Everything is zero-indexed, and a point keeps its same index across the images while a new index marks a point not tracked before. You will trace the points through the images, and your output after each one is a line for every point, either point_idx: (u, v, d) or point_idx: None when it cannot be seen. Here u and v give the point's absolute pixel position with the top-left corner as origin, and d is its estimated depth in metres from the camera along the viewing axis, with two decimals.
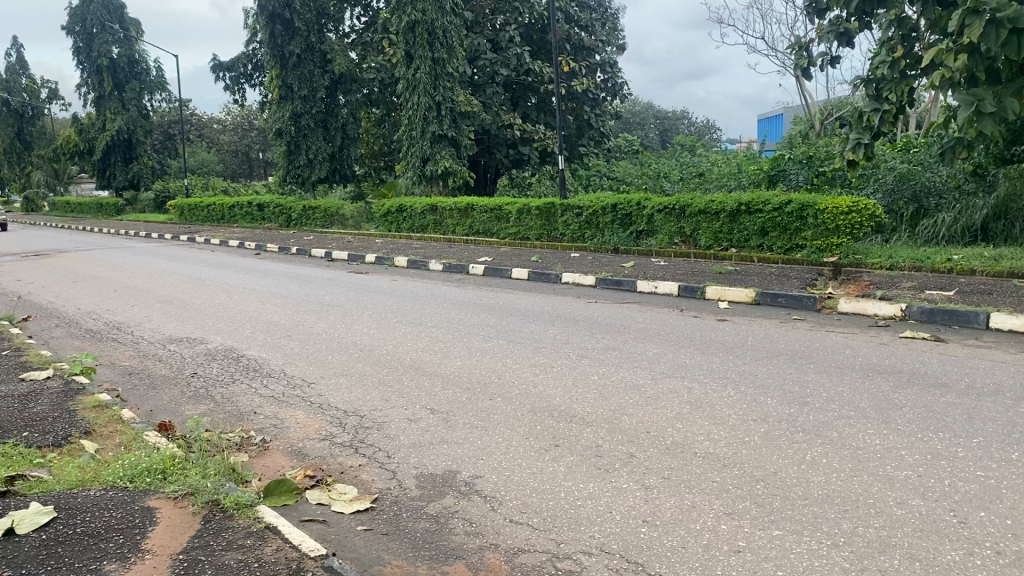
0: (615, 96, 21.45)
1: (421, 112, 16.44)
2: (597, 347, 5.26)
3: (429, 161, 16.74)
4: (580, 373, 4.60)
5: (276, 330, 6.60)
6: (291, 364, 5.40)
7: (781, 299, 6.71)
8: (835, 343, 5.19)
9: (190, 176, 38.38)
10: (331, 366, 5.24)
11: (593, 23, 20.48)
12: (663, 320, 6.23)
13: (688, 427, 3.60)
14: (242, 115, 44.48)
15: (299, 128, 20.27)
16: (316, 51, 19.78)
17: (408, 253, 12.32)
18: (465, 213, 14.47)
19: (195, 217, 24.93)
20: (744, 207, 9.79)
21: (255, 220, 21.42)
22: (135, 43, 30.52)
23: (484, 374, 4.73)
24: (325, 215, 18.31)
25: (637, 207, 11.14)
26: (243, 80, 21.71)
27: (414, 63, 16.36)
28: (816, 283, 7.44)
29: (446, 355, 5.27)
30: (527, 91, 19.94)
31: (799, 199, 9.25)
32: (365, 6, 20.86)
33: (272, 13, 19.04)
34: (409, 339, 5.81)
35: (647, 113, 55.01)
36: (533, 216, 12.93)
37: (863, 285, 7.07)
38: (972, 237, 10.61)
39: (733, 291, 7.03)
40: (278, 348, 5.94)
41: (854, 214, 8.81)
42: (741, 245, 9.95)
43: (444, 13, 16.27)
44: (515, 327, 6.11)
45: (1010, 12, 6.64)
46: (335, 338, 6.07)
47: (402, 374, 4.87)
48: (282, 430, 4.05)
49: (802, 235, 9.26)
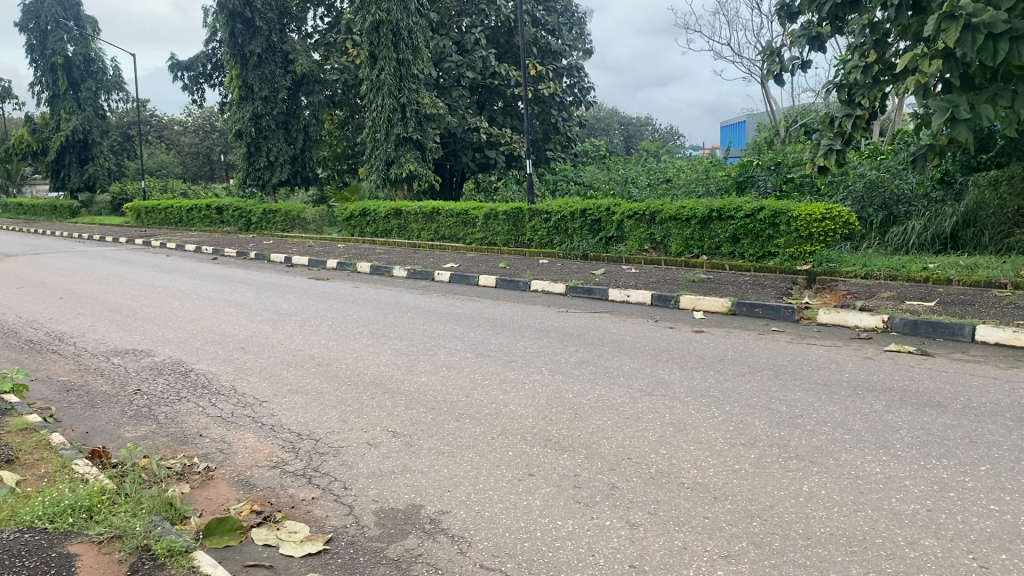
0: (582, 102, 21.20)
1: (385, 114, 16.05)
2: (570, 361, 4.97)
3: (394, 164, 16.38)
4: (554, 390, 4.31)
5: (229, 342, 6.22)
6: (243, 381, 5.03)
7: (758, 309, 6.48)
8: (819, 357, 4.96)
9: (149, 178, 37.53)
10: (286, 383, 4.88)
11: (560, 27, 20.24)
12: (638, 331, 5.96)
13: (672, 453, 3.32)
14: (203, 117, 43.65)
15: (259, 129, 19.76)
16: (278, 51, 19.42)
17: (371, 258, 11.96)
18: (431, 217, 14.15)
19: (152, 220, 24.24)
20: (716, 213, 9.58)
21: (214, 223, 20.85)
22: (91, 40, 29.70)
23: (450, 391, 4.41)
24: (286, 218, 17.80)
25: (606, 212, 10.90)
26: (202, 80, 21.13)
27: (377, 64, 16.00)
28: (791, 292, 7.24)
29: (409, 370, 4.95)
30: (493, 95, 19.65)
31: (771, 206, 9.07)
32: (328, 6, 20.42)
33: (232, 11, 18.59)
34: (371, 352, 5.47)
35: (612, 118, 55.03)
36: (500, 221, 12.65)
37: (840, 295, 6.88)
38: (942, 245, 10.49)
39: (708, 300, 6.79)
40: (229, 362, 5.57)
41: (828, 222, 8.62)
42: (712, 252, 9.73)
43: (409, 13, 15.96)
44: (483, 338, 5.80)
45: (986, 18, 6.46)
46: (291, 351, 5.71)
47: (362, 392, 4.54)
48: (228, 456, 3.69)
49: (774, 242, 9.06)
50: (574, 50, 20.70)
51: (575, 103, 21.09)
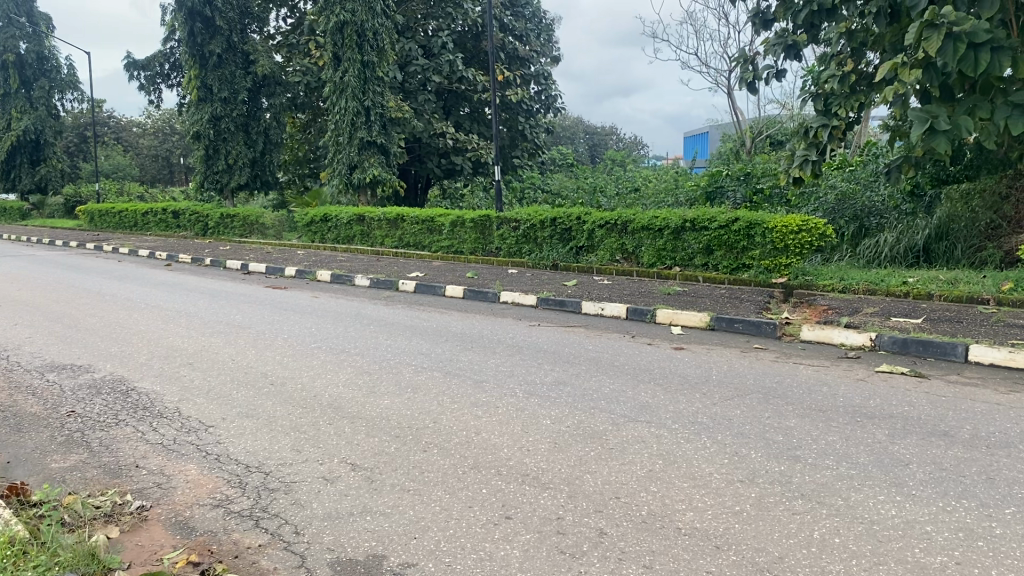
0: (550, 109, 20.92)
1: (348, 118, 15.59)
2: (545, 381, 4.62)
3: (357, 169, 15.94)
4: (529, 416, 3.96)
5: (176, 357, 5.77)
6: (188, 402, 4.60)
7: (738, 325, 6.19)
8: (808, 378, 4.68)
9: (104, 180, 36.59)
10: (236, 405, 4.47)
11: (528, 32, 19.96)
12: (615, 348, 5.63)
13: (665, 491, 2.99)
14: (162, 119, 42.70)
15: (218, 132, 19.17)
16: (238, 51, 18.88)
17: (332, 266, 11.52)
18: (395, 224, 13.74)
19: (106, 223, 23.45)
20: (689, 224, 9.31)
21: (170, 228, 20.20)
22: (45, 38, 28.76)
23: (416, 416, 4.04)
24: (245, 223, 17.27)
25: (577, 221, 10.59)
26: (159, 79, 20.47)
27: (341, 65, 15.57)
28: (770, 306, 6.98)
29: (372, 391, 4.56)
30: (460, 100, 19.30)
31: (746, 217, 8.81)
32: (292, 7, 19.92)
33: (191, 9, 18.00)
34: (329, 371, 5.07)
35: (577, 127, 54.99)
36: (466, 229, 12.29)
37: (821, 310, 6.64)
38: (914, 258, 10.31)
39: (686, 315, 6.49)
40: (175, 380, 5.12)
41: (804, 233, 8.40)
42: (684, 264, 9.46)
43: (374, 14, 15.56)
44: (451, 355, 5.43)
45: (968, 27, 6.19)
46: (243, 369, 5.29)
47: (319, 417, 4.15)
48: (166, 492, 3.28)
49: (749, 253, 8.81)
50: (542, 57, 20.43)
51: (543, 110, 20.78)
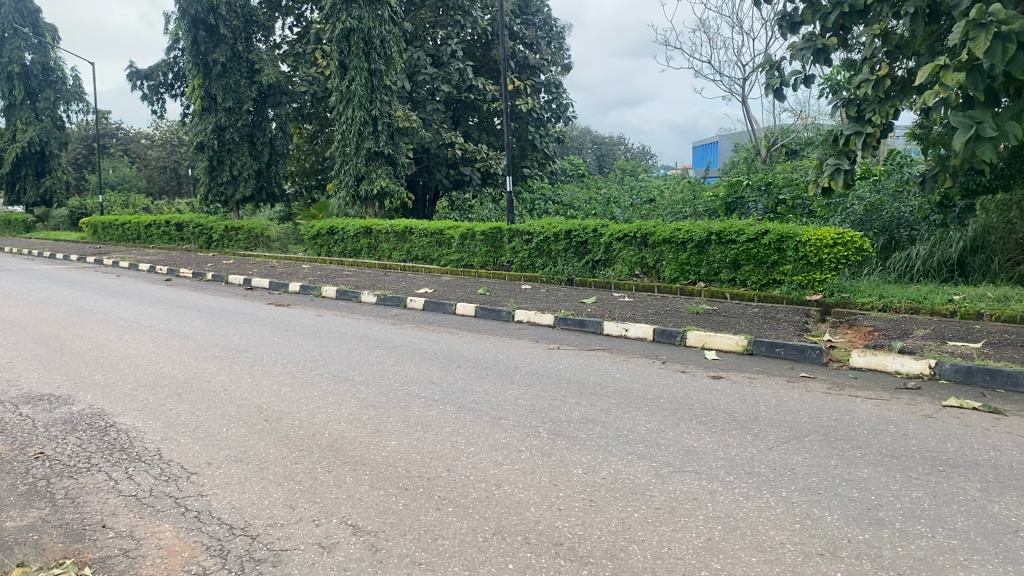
0: (561, 118, 20.46)
1: (355, 127, 15.12)
2: (573, 419, 4.10)
3: (364, 180, 15.48)
4: (558, 463, 3.44)
5: (164, 386, 5.26)
6: (170, 443, 4.09)
7: (779, 349, 5.68)
8: (870, 415, 4.14)
9: (109, 192, 36.19)
10: (225, 447, 3.96)
11: (538, 40, 19.54)
12: (646, 375, 5.11)
13: (731, 569, 2.46)
14: (170, 131, 42.39)
15: (222, 142, 18.73)
16: (243, 60, 18.51)
17: (337, 281, 11.03)
18: (403, 237, 13.26)
19: (109, 236, 23.05)
20: (715, 236, 8.80)
21: (174, 240, 19.78)
22: (50, 49, 28.46)
23: (427, 463, 3.53)
24: (249, 236, 16.84)
25: (593, 234, 10.08)
26: (163, 89, 20.09)
27: (348, 74, 15.13)
28: (810, 328, 6.45)
29: (378, 431, 4.04)
30: (469, 110, 18.84)
31: (777, 229, 8.30)
32: (298, 15, 19.55)
33: (195, 17, 17.60)
34: (331, 404, 4.56)
35: (585, 138, 54.58)
36: (477, 242, 11.79)
37: (866, 333, 6.11)
38: (949, 272, 9.75)
39: (720, 338, 5.97)
40: (159, 415, 4.61)
41: (840, 247, 7.89)
42: (710, 279, 8.94)
43: (381, 21, 15.14)
44: (465, 385, 4.91)
45: (1020, 26, 5.29)
46: (236, 401, 4.79)
47: (319, 463, 3.64)
48: (133, 562, 2.77)
49: (780, 268, 8.29)
50: (553, 65, 20.00)
51: (553, 119, 20.28)
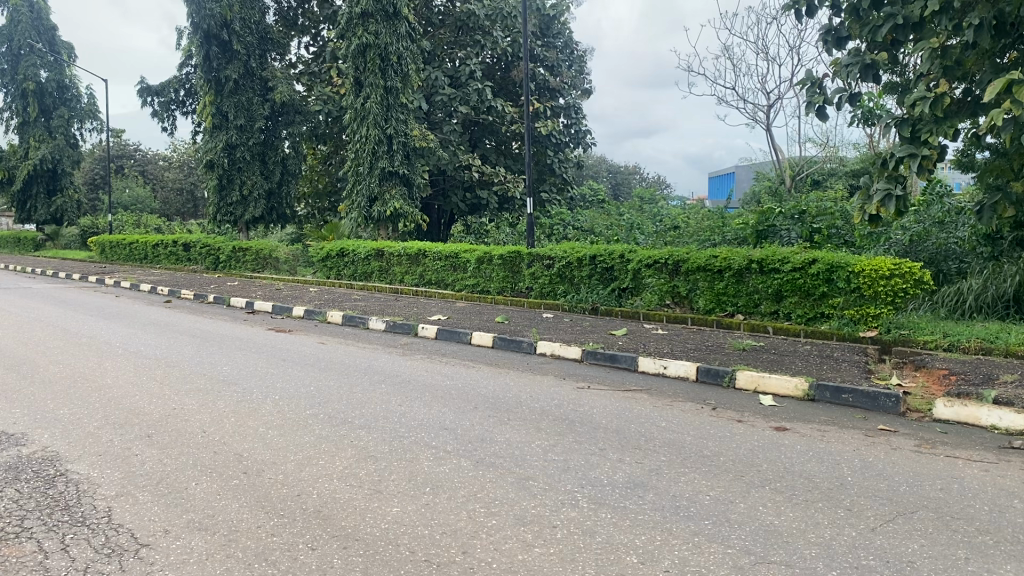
0: (581, 144, 19.77)
1: (369, 146, 14.48)
2: (619, 481, 3.36)
3: (377, 201, 14.78)
4: (607, 547, 2.69)
5: (134, 426, 4.53)
6: (125, 501, 3.35)
7: (846, 395, 4.91)
8: (982, 484, 3.36)
9: (120, 211, 35.60)
10: (189, 509, 3.22)
11: (559, 62, 18.94)
12: (696, 424, 4.37)
13: None
14: (186, 153, 42.04)
15: (233, 161, 18.14)
16: (256, 77, 18.01)
17: (345, 306, 10.33)
18: (416, 260, 12.55)
19: (117, 255, 22.49)
20: (755, 265, 8.05)
21: (181, 260, 19.18)
22: (65, 67, 28.09)
23: (437, 543, 2.78)
24: (256, 258, 16.22)
25: (620, 260, 9.34)
26: (174, 106, 19.61)
27: (363, 91, 14.54)
28: (875, 370, 5.69)
29: (378, 492, 3.31)
30: (487, 133, 18.25)
31: (826, 258, 7.54)
32: (314, 35, 19.07)
33: (208, 32, 17.15)
34: (325, 455, 3.84)
35: (601, 166, 54.03)
36: (494, 266, 11.08)
37: (943, 379, 5.33)
38: (1004, 309, 8.73)
39: (774, 379, 5.21)
40: (119, 463, 3.87)
41: (896, 279, 7.12)
42: (749, 311, 8.20)
43: (398, 38, 14.60)
44: (484, 432, 4.16)
45: None
46: (214, 448, 4.05)
47: (303, 535, 2.91)
48: None
49: (830, 301, 7.52)
50: (573, 89, 19.37)
51: (573, 144, 19.62)
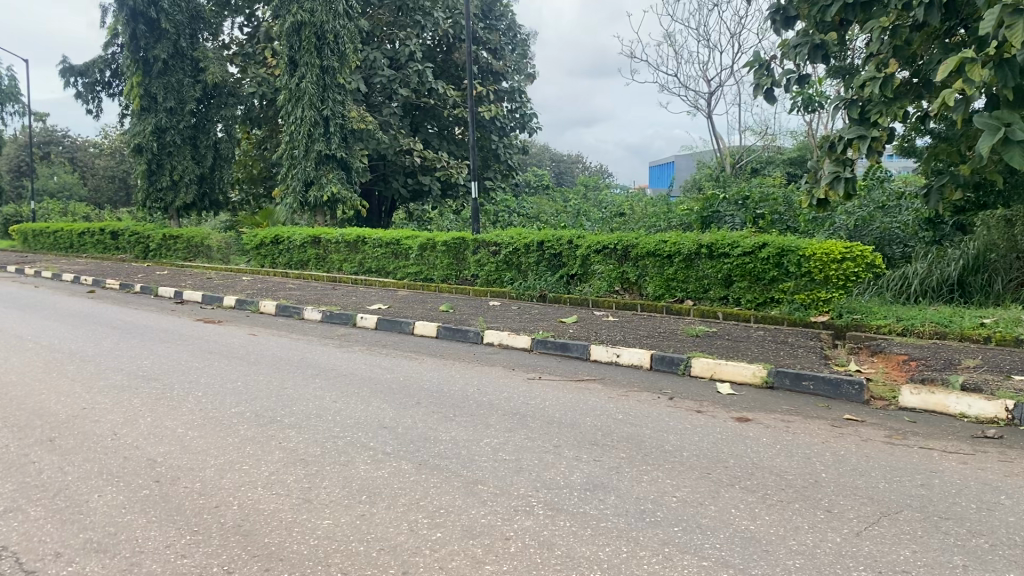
0: (525, 129, 19.39)
1: (305, 129, 13.92)
2: (579, 483, 3.05)
3: (313, 186, 14.22)
4: (568, 561, 2.39)
5: (36, 428, 4.07)
6: (16, 517, 2.92)
7: (807, 383, 4.69)
8: (963, 478, 3.14)
9: (44, 199, 33.99)
10: (89, 526, 2.81)
11: (502, 46, 18.54)
12: (655, 416, 4.08)
13: None
14: (116, 140, 40.39)
15: (162, 145, 17.33)
16: (186, 57, 17.20)
17: (280, 295, 9.84)
18: (355, 247, 12.09)
19: (39, 244, 21.43)
20: (705, 250, 7.82)
21: (108, 249, 18.32)
22: None
23: (373, 562, 2.43)
24: (188, 245, 15.54)
25: (567, 246, 9.03)
26: (99, 87, 18.70)
27: (298, 71, 13.98)
28: (835, 356, 5.48)
29: (308, 501, 2.95)
30: (429, 117, 17.79)
31: (777, 242, 7.33)
32: (248, 14, 18.29)
33: (134, 9, 16.28)
34: (251, 459, 3.46)
35: (543, 155, 53.74)
36: (438, 253, 10.69)
37: (903, 364, 5.14)
38: (949, 293, 8.55)
39: (733, 366, 4.97)
40: (15, 472, 3.41)
41: (848, 263, 6.91)
42: (699, 296, 7.98)
43: (335, 16, 14.02)
44: (428, 430, 3.82)
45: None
46: (126, 452, 3.63)
47: (219, 555, 2.54)
48: None
49: (780, 286, 7.33)
50: (516, 74, 18.97)
51: (517, 129, 19.24)
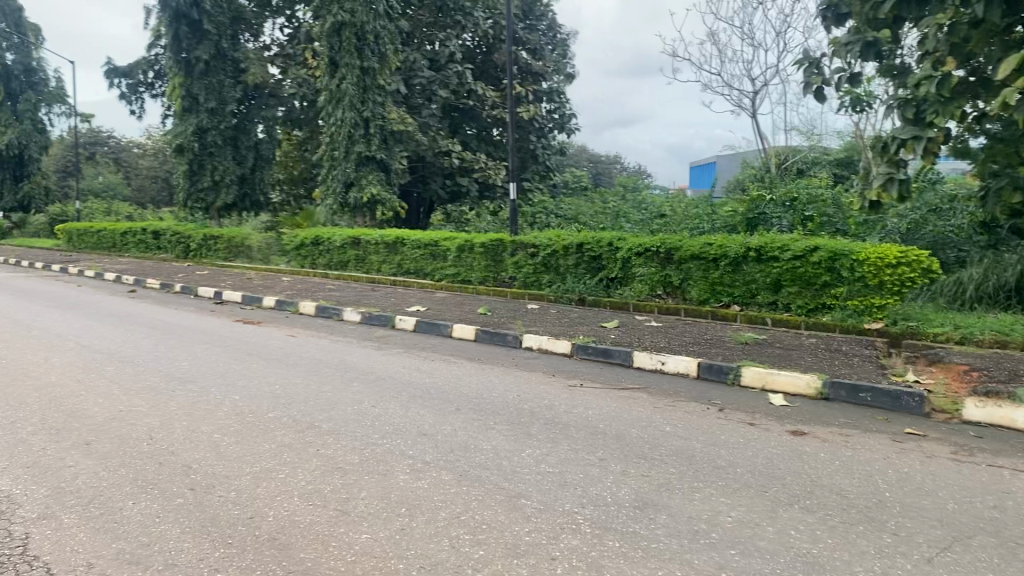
0: (564, 130, 19.23)
1: (345, 130, 13.91)
2: (628, 499, 2.90)
3: (353, 186, 14.21)
4: None
5: (72, 431, 4.02)
6: (48, 525, 2.85)
7: (863, 394, 4.48)
8: None
9: (89, 199, 34.49)
10: (121, 536, 2.73)
11: (542, 46, 18.41)
12: (705, 428, 3.92)
13: None
14: (159, 140, 40.92)
15: (204, 145, 17.47)
16: (228, 59, 17.32)
17: (318, 296, 9.80)
18: (393, 248, 12.04)
19: (84, 243, 21.75)
20: (753, 254, 7.62)
21: (150, 249, 18.52)
22: (33, 49, 27.21)
23: None
24: (229, 245, 15.62)
25: (609, 248, 8.86)
26: (143, 88, 18.92)
27: (338, 72, 13.97)
28: (891, 366, 5.25)
29: (345, 513, 2.84)
30: (468, 118, 17.72)
31: (828, 246, 7.11)
32: (289, 16, 18.37)
33: (177, 11, 16.46)
34: (287, 467, 3.36)
35: (581, 156, 53.47)
36: (476, 254, 10.59)
37: (964, 376, 4.90)
38: (1006, 299, 8.22)
39: (785, 376, 4.78)
40: (49, 476, 3.36)
41: (903, 268, 6.67)
42: (745, 301, 7.77)
43: (375, 16, 14.00)
44: (468, 439, 3.70)
45: None
46: (161, 458, 3.56)
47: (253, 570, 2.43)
48: None
49: (832, 291, 7.12)
50: (556, 74, 18.81)
51: (556, 130, 19.10)
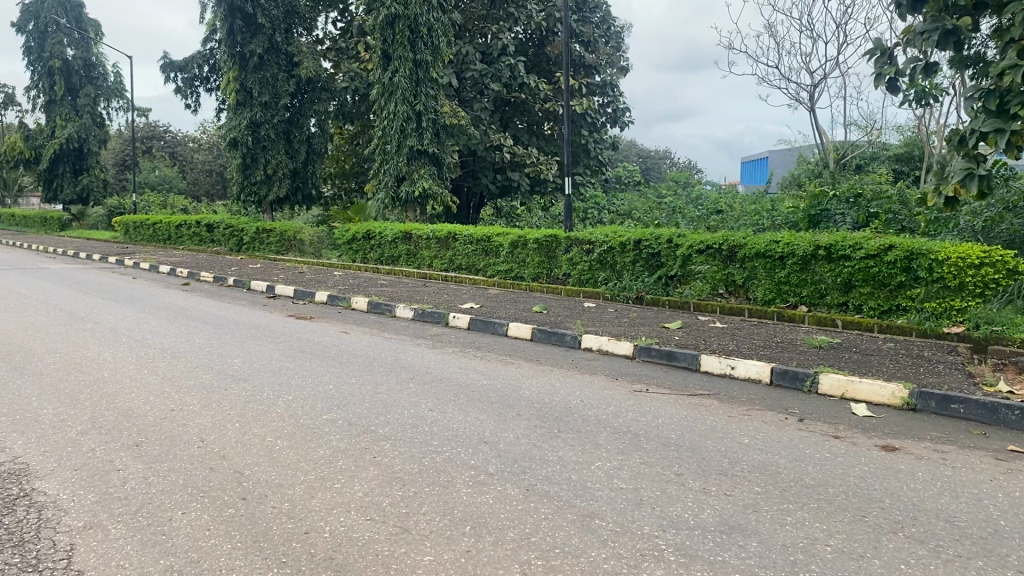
0: (617, 124, 18.89)
1: (397, 123, 13.77)
2: (714, 522, 2.65)
3: (405, 181, 14.08)
4: None
5: (122, 432, 3.89)
6: (94, 535, 2.70)
7: (955, 406, 4.16)
8: None
9: (146, 192, 35.01)
10: (169, 551, 2.56)
11: (595, 38, 18.05)
12: (787, 440, 3.64)
13: None
14: (213, 135, 41.45)
15: (257, 139, 17.50)
16: (282, 52, 17.34)
17: (371, 291, 9.68)
18: (445, 243, 11.86)
19: (140, 236, 22.02)
20: (823, 252, 7.26)
21: (204, 241, 18.66)
22: (93, 45, 27.69)
23: None
24: (281, 239, 15.63)
25: (667, 245, 8.56)
26: (197, 82, 19.05)
27: (391, 65, 13.85)
28: (982, 374, 4.88)
29: (407, 530, 2.64)
30: (520, 112, 17.49)
31: (904, 244, 6.72)
32: (342, 9, 18.32)
33: (231, 5, 16.62)
34: (343, 476, 3.18)
35: (631, 152, 52.93)
36: (529, 250, 10.36)
37: None
38: None
39: (868, 384, 4.47)
40: (98, 480, 3.22)
41: (986, 269, 6.26)
42: (813, 302, 7.41)
43: (428, 8, 13.83)
44: (533, 449, 3.48)
45: None
46: (213, 462, 3.40)
47: None
48: None
49: (907, 292, 6.75)
50: (609, 67, 18.46)
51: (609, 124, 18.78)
